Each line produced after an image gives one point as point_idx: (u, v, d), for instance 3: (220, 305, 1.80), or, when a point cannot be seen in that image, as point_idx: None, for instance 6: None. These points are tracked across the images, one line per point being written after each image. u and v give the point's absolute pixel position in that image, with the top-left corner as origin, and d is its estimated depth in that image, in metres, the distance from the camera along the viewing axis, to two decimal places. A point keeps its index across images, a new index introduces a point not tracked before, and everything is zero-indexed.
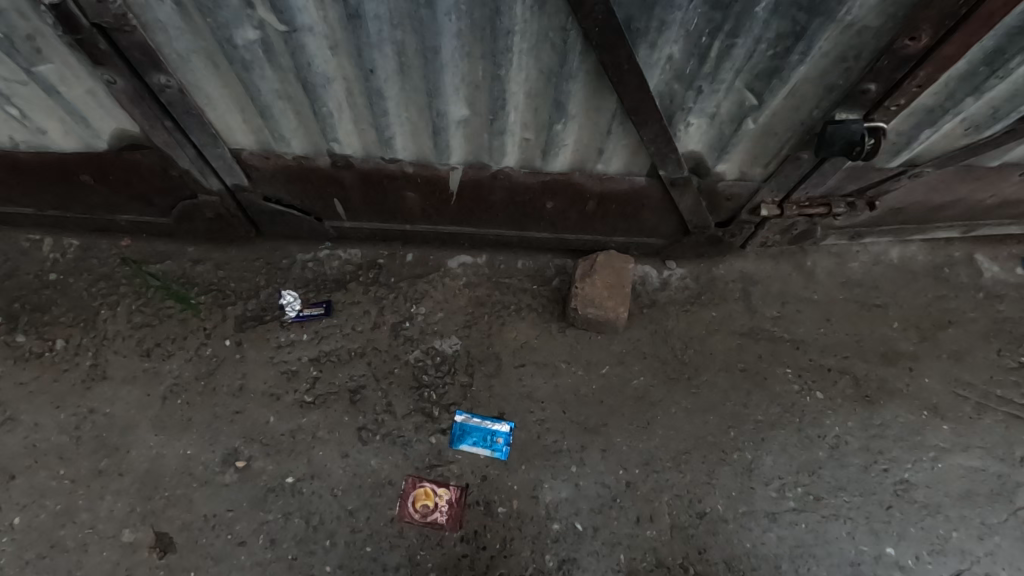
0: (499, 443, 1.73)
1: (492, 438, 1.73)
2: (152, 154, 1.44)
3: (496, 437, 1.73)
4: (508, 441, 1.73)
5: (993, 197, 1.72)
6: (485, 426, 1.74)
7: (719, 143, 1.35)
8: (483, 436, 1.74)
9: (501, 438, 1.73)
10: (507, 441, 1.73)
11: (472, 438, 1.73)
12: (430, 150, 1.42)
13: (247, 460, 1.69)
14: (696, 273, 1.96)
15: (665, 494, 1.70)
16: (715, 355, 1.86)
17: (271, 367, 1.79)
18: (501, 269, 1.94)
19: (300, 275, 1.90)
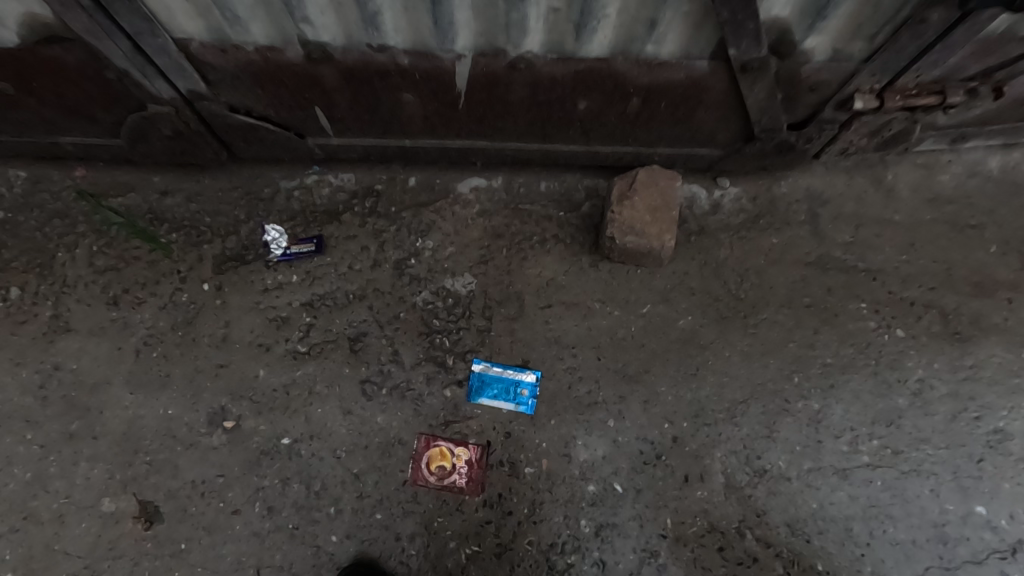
0: (524, 396, 1.49)
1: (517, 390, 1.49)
2: (77, 48, 1.14)
3: (521, 389, 1.49)
4: (535, 394, 1.49)
5: None
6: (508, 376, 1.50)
7: (815, 5, 1.01)
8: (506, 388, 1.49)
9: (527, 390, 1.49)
10: (535, 394, 1.49)
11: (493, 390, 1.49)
12: (430, 32, 1.10)
13: (237, 420, 1.48)
14: (753, 192, 1.64)
15: (717, 450, 1.47)
16: (776, 290, 1.57)
17: (257, 314, 1.55)
18: (520, 193, 1.64)
19: (286, 206, 1.62)
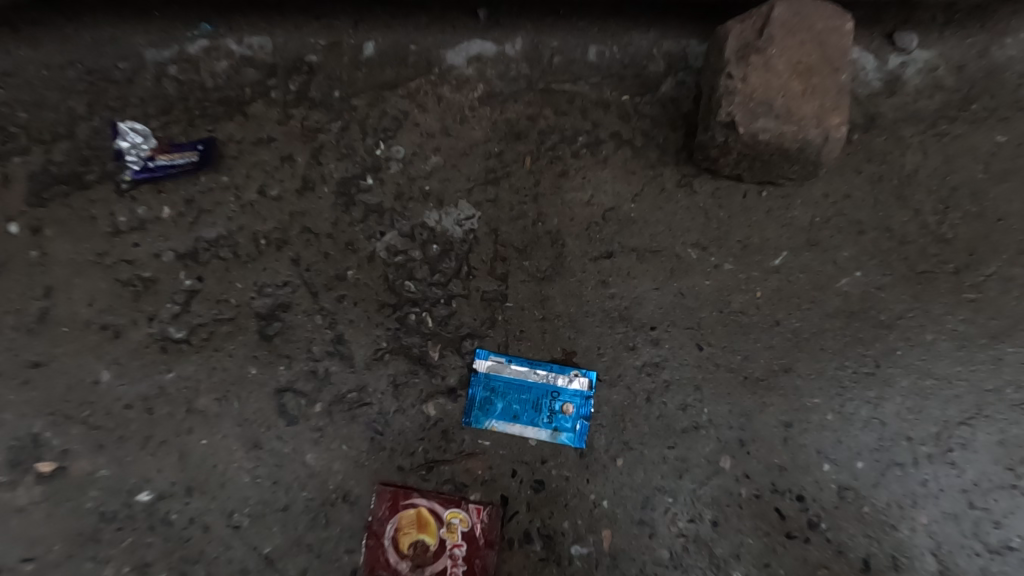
0: (568, 417, 0.84)
1: (553, 406, 0.85)
2: None
3: (561, 405, 0.85)
4: (587, 413, 0.84)
5: None
6: (536, 381, 0.86)
7: None
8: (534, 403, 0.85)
9: (572, 406, 0.84)
10: (586, 413, 0.84)
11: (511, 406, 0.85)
12: None
13: (60, 461, 0.84)
14: (963, 54, 0.93)
15: (920, 513, 0.81)
16: (1010, 223, 0.89)
17: (100, 275, 0.89)
18: (555, 63, 0.95)
19: (154, 91, 0.94)
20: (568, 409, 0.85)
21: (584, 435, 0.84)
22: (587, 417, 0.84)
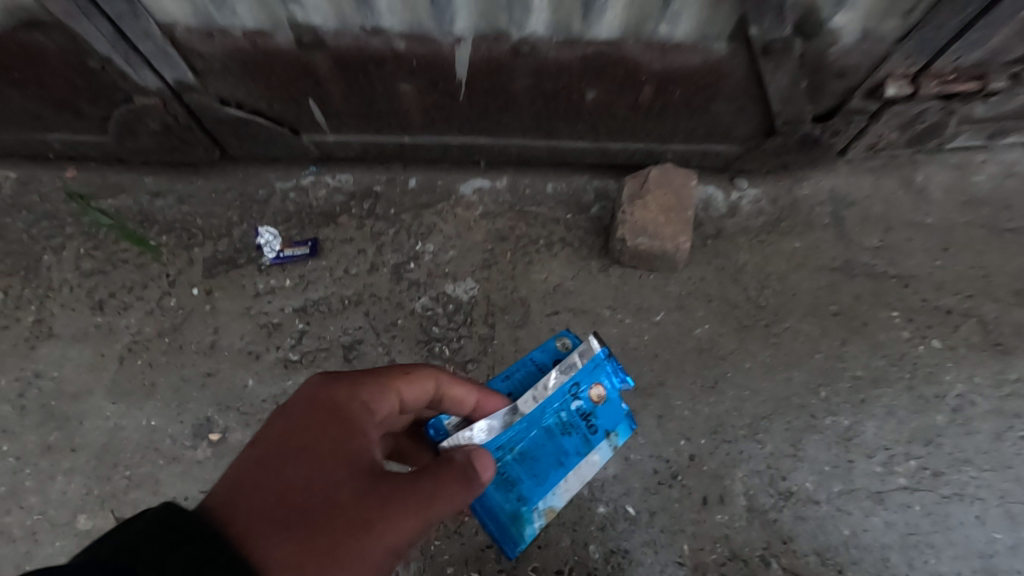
0: (601, 399, 1.01)
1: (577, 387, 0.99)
2: (58, 36, 1.07)
3: (591, 394, 1.00)
4: (605, 366, 1.01)
5: None
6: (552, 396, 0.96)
7: None
8: (565, 426, 0.98)
9: (598, 389, 1.00)
10: (611, 376, 1.01)
11: (547, 441, 0.96)
12: (426, 11, 1.02)
13: (223, 432, 1.39)
14: (774, 194, 1.54)
15: (739, 470, 1.34)
16: (801, 296, 1.46)
17: (247, 320, 1.46)
18: (526, 195, 1.55)
19: (280, 208, 1.55)
20: (597, 393, 1.01)
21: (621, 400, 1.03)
22: (612, 370, 1.02)
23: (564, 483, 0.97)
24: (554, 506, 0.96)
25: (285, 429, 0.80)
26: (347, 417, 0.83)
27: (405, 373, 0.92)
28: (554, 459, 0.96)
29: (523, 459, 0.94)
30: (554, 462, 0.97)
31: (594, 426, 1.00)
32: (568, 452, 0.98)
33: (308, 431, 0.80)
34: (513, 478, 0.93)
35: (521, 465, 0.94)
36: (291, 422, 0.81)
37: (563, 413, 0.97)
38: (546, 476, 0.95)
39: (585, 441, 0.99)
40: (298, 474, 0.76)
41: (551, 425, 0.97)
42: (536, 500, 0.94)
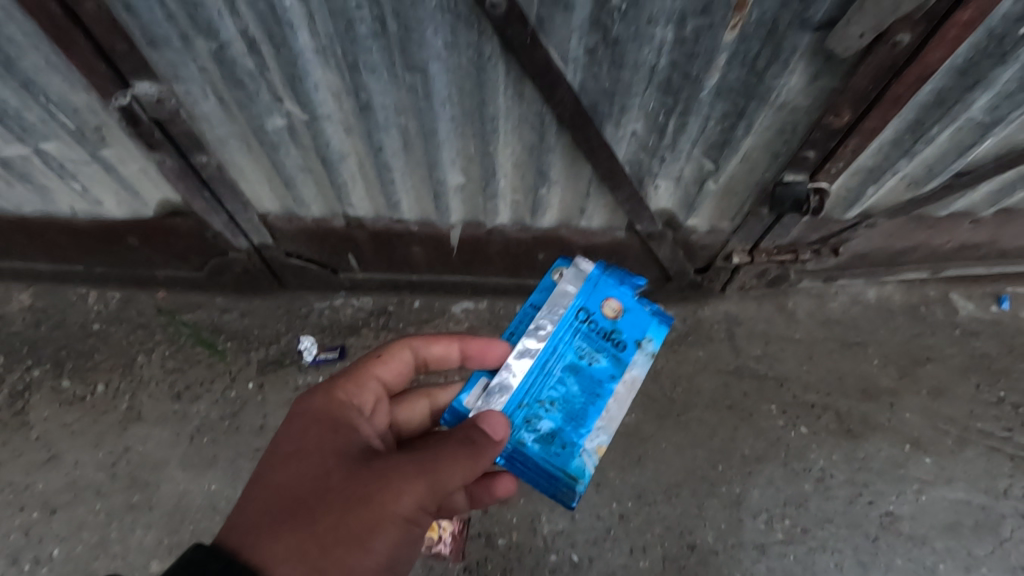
0: (616, 313, 1.25)
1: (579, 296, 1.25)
2: (189, 219, 1.64)
3: (605, 310, 1.24)
4: (615, 285, 1.27)
5: (952, 243, 1.76)
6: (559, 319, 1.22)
7: (687, 202, 1.49)
8: (596, 351, 1.22)
9: (614, 304, 1.25)
10: (616, 288, 1.27)
11: (583, 380, 1.20)
12: (433, 211, 1.59)
13: None
14: (684, 315, 2.07)
15: (657, 526, 1.79)
16: (703, 392, 1.97)
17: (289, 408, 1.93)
18: (501, 313, 2.04)
19: (318, 322, 2.05)
20: (612, 306, 1.25)
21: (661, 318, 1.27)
22: (613, 283, 1.27)
23: (609, 407, 1.21)
24: (604, 442, 1.18)
25: (286, 449, 1.01)
26: (333, 422, 1.06)
27: (380, 358, 1.22)
28: (591, 387, 1.20)
29: (561, 401, 1.18)
30: (591, 397, 1.20)
31: (622, 340, 1.24)
32: (602, 393, 1.20)
33: (300, 450, 0.99)
34: (571, 416, 1.18)
35: (558, 379, 1.19)
36: (287, 446, 1.01)
37: (584, 321, 1.23)
38: (586, 417, 1.19)
39: (614, 360, 1.22)
40: (300, 486, 0.95)
41: (575, 351, 1.20)
42: (581, 441, 1.18)
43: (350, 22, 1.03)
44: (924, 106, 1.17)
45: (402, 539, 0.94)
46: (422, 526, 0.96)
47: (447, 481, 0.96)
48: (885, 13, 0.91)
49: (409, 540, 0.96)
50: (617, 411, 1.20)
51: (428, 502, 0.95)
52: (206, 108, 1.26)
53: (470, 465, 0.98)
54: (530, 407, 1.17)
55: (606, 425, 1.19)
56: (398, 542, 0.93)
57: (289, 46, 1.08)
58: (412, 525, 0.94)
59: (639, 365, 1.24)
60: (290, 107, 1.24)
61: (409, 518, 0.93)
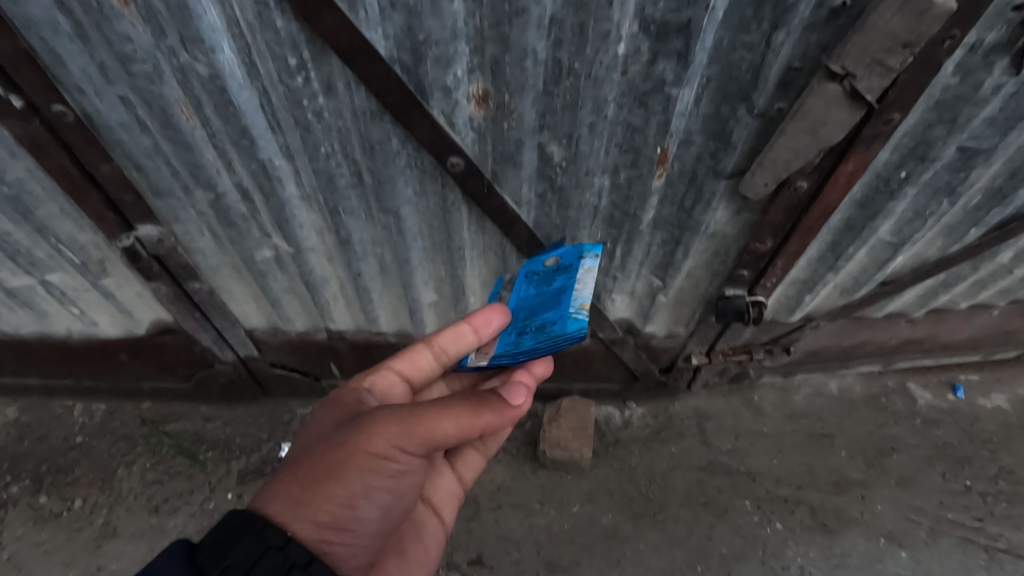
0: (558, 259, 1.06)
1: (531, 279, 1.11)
2: (179, 335, 1.74)
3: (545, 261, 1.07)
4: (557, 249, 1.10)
5: (893, 337, 1.89)
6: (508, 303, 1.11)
7: (643, 312, 1.62)
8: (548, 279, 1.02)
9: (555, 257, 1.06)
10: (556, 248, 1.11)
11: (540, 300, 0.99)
12: (409, 324, 1.70)
13: None
14: (655, 411, 2.12)
15: None
16: (678, 489, 1.96)
17: None
18: None
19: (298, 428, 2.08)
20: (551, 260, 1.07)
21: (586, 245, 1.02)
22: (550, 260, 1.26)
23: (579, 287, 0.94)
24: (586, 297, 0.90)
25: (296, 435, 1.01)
26: (335, 401, 1.04)
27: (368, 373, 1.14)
28: (554, 291, 0.98)
29: (531, 310, 1.00)
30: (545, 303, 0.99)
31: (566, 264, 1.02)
32: (562, 284, 0.98)
33: (305, 429, 1.00)
34: (536, 308, 0.98)
35: (524, 312, 1.01)
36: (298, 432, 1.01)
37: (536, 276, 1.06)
38: (559, 301, 0.94)
39: (565, 277, 0.99)
40: (299, 449, 0.94)
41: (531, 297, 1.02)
42: (567, 308, 0.90)
43: (331, 178, 1.18)
44: (836, 229, 1.34)
45: (386, 489, 0.89)
46: (404, 464, 0.89)
47: (434, 437, 0.87)
48: (780, 168, 1.06)
49: (396, 486, 0.90)
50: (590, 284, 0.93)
51: (414, 450, 0.87)
52: (202, 244, 1.40)
53: (459, 421, 0.87)
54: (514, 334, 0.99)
55: (580, 294, 0.92)
56: (382, 488, 0.89)
57: (277, 196, 1.23)
58: (397, 469, 0.88)
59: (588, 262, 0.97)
60: (278, 241, 1.38)
61: (391, 466, 0.87)
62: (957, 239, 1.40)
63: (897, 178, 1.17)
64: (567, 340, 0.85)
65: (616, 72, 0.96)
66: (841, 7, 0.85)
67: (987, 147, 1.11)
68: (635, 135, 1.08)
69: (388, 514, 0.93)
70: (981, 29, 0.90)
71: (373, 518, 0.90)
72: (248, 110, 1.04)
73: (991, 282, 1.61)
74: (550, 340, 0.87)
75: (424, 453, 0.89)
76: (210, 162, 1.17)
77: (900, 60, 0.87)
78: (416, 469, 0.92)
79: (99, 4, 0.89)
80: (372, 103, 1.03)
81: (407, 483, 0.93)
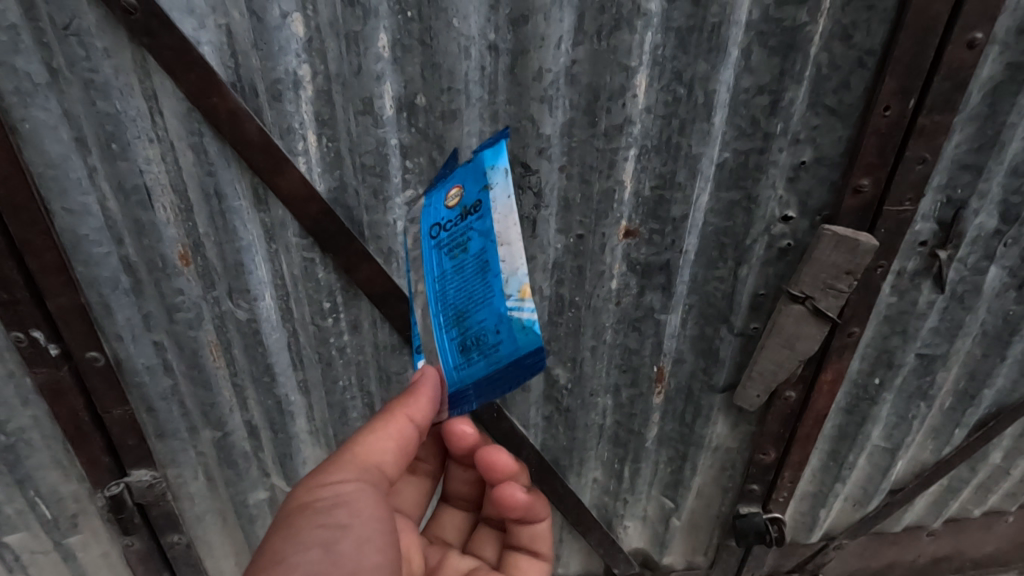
0: (462, 195, 0.81)
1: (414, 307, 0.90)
2: None
3: (447, 201, 0.83)
4: (454, 172, 0.86)
5: (920, 555, 1.79)
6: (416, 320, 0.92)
7: (657, 539, 1.53)
8: (463, 248, 0.79)
9: (458, 187, 0.82)
10: (450, 178, 0.86)
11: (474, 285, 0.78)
12: None
13: None
14: None
15: None
16: None
17: None
18: None
19: None
20: (455, 194, 0.82)
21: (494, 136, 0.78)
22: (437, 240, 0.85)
23: (505, 264, 0.72)
24: (523, 277, 0.70)
25: None
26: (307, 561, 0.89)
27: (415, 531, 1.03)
28: (475, 261, 0.76)
29: (465, 304, 0.77)
30: (485, 271, 0.75)
31: (471, 201, 0.78)
32: (484, 254, 0.75)
33: None
34: (468, 304, 0.76)
35: (456, 308, 0.78)
36: None
37: (444, 241, 0.82)
38: (490, 288, 0.74)
39: (480, 229, 0.76)
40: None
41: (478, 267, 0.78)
42: (501, 301, 0.72)
43: (344, 410, 1.22)
44: (832, 437, 1.39)
45: (325, 528, 0.74)
46: (340, 494, 0.77)
47: (359, 454, 0.82)
48: (768, 379, 1.15)
49: (337, 521, 0.75)
50: (518, 243, 0.71)
51: (344, 474, 0.80)
52: (194, 488, 1.32)
53: (378, 428, 0.83)
54: (450, 317, 0.79)
55: (511, 276, 0.71)
56: (319, 526, 0.74)
57: (286, 431, 1.24)
58: (330, 503, 0.76)
59: (502, 186, 0.75)
60: (276, 479, 1.34)
61: (318, 502, 0.76)
62: (946, 441, 1.45)
63: (873, 384, 1.28)
64: (525, 363, 0.70)
65: (611, 303, 1.11)
66: (787, 247, 1.05)
67: (942, 352, 1.25)
68: (632, 356, 1.19)
69: (353, 565, 0.73)
70: (901, 259, 1.11)
71: (328, 565, 0.71)
72: (276, 348, 1.12)
73: (994, 485, 1.60)
74: (512, 364, 0.72)
75: (354, 474, 0.80)
76: (226, 400, 1.20)
77: (848, 285, 1.02)
78: (355, 499, 0.78)
79: (163, 265, 1.02)
80: (394, 338, 1.13)
81: (355, 515, 0.76)
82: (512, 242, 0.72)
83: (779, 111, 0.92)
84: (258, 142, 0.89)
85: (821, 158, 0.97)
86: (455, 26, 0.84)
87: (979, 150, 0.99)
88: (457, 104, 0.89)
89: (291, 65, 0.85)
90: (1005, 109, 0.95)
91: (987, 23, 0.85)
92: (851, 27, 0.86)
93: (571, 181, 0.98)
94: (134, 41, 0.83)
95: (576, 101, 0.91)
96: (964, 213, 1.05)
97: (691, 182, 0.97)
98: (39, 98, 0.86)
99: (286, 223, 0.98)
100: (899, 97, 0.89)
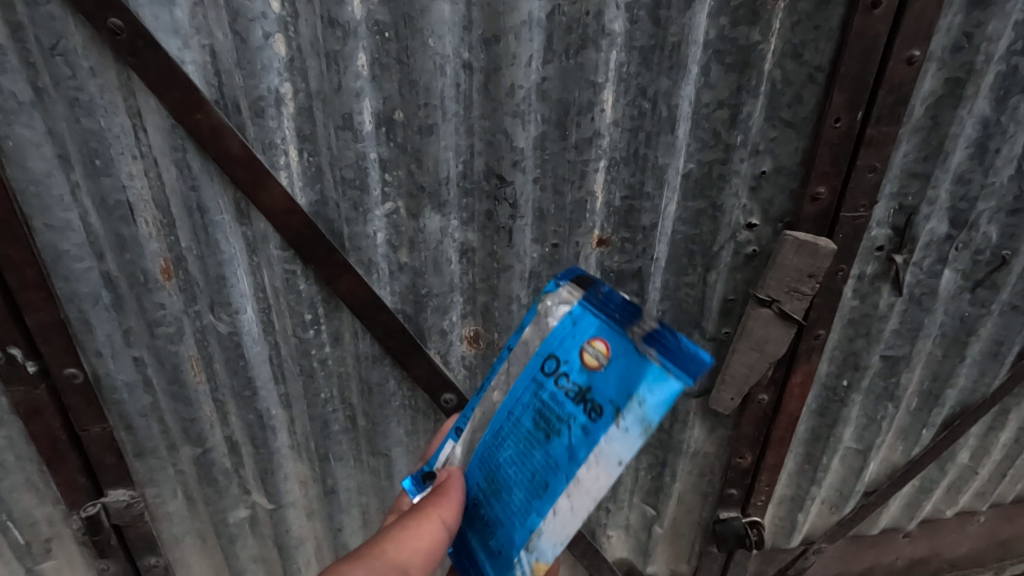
0: (602, 367, 0.67)
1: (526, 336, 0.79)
2: None
3: (584, 346, 0.69)
4: (625, 321, 0.67)
5: (898, 557, 1.82)
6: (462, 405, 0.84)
7: (640, 548, 1.54)
8: (557, 409, 0.70)
9: (607, 356, 0.67)
10: (626, 309, 0.68)
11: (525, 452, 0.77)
12: None
13: None
14: None
15: None
16: None
17: None
18: None
19: None
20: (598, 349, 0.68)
21: (683, 368, 0.62)
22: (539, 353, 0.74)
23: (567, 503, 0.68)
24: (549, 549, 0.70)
25: None
26: None
27: None
28: (547, 460, 0.70)
29: (514, 470, 0.73)
30: (538, 496, 0.70)
31: (602, 403, 0.66)
32: (567, 453, 0.68)
33: None
34: (515, 483, 0.73)
35: (508, 444, 0.74)
36: None
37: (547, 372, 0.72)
38: (539, 512, 0.70)
39: (585, 437, 0.67)
40: None
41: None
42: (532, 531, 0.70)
43: (326, 423, 1.23)
44: (805, 440, 1.42)
45: None
46: None
47: (388, 553, 0.76)
48: (741, 381, 1.19)
49: None
50: (580, 517, 0.66)
51: None
52: (172, 508, 1.30)
53: (407, 526, 0.76)
54: (502, 462, 0.75)
55: (559, 526, 0.68)
56: None
57: (267, 446, 1.24)
58: None
59: (628, 440, 0.64)
60: (256, 497, 1.33)
61: None
62: (915, 441, 1.50)
63: (842, 386, 1.32)
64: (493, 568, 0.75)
65: None
66: (753, 253, 1.10)
67: (904, 353, 1.30)
68: None
69: None
70: (860, 264, 1.17)
71: None
72: (258, 361, 1.13)
73: (964, 485, 1.65)
74: (485, 560, 0.77)
75: None
76: (206, 416, 1.20)
77: (811, 287, 1.07)
78: None
79: (145, 280, 1.03)
80: (375, 349, 1.15)
81: None
82: (580, 504, 0.66)
83: (739, 123, 0.98)
84: (241, 157, 0.92)
85: (780, 168, 1.03)
86: (430, 45, 0.88)
87: (926, 160, 1.06)
88: (433, 119, 0.93)
89: (272, 83, 0.89)
90: (946, 120, 1.02)
91: (923, 41, 0.92)
92: (801, 46, 0.93)
93: (545, 192, 1.02)
94: (119, 60, 0.86)
95: (547, 116, 0.96)
96: (916, 219, 1.12)
97: (659, 192, 1.02)
98: (24, 116, 0.88)
99: (268, 236, 1.01)
100: (847, 109, 0.96)
